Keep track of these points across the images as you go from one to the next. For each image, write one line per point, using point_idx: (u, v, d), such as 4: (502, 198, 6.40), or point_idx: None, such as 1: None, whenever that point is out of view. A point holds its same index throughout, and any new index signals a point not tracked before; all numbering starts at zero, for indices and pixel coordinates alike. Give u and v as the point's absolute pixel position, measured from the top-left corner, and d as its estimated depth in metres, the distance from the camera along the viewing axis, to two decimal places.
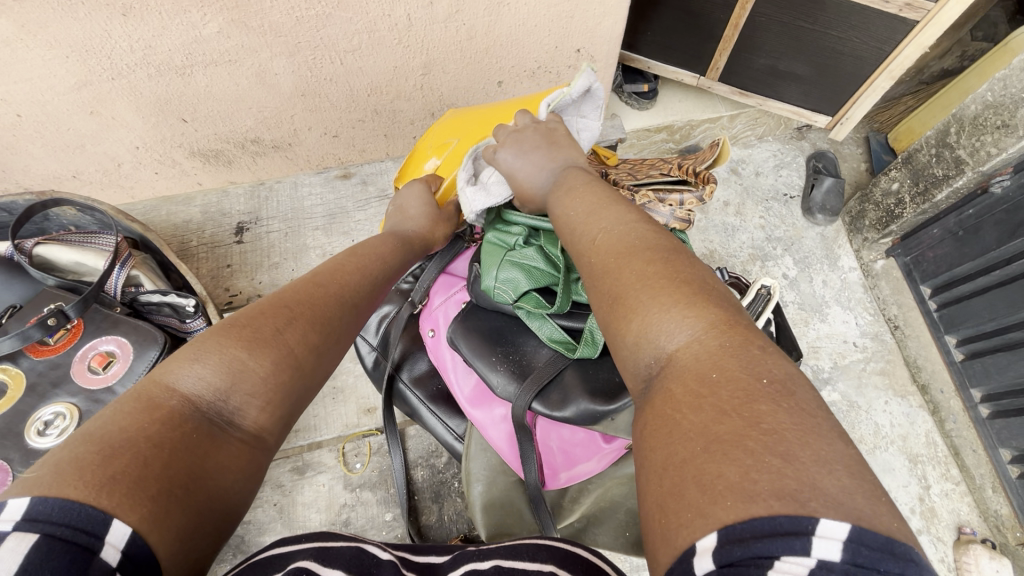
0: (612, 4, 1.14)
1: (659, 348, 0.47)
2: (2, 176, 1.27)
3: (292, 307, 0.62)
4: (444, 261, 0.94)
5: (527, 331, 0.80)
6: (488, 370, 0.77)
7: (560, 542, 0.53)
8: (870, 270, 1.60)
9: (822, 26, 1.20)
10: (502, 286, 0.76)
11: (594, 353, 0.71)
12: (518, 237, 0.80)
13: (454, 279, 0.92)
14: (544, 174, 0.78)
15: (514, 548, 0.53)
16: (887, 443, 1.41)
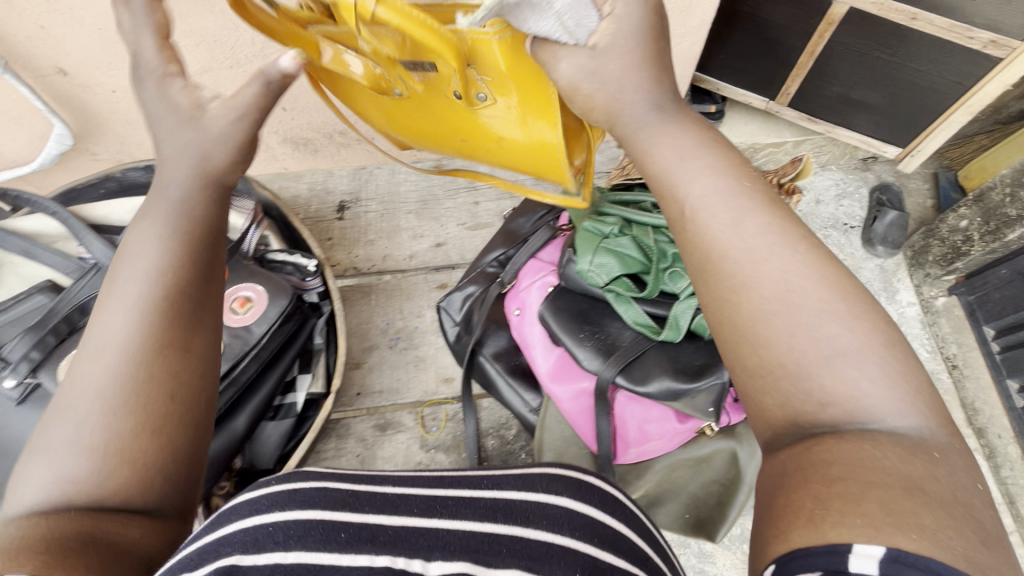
0: (693, 25, 1.20)
1: (856, 407, 0.45)
2: (118, 149, 1.42)
3: (106, 350, 0.53)
4: (534, 247, 0.98)
5: (612, 314, 0.89)
6: (576, 346, 0.86)
7: (571, 473, 0.58)
8: (931, 306, 1.56)
9: (901, 58, 1.22)
10: (596, 269, 0.84)
11: (677, 338, 0.83)
12: (614, 226, 0.87)
13: (544, 265, 0.96)
14: (648, 106, 0.59)
15: (528, 479, 0.57)
16: None
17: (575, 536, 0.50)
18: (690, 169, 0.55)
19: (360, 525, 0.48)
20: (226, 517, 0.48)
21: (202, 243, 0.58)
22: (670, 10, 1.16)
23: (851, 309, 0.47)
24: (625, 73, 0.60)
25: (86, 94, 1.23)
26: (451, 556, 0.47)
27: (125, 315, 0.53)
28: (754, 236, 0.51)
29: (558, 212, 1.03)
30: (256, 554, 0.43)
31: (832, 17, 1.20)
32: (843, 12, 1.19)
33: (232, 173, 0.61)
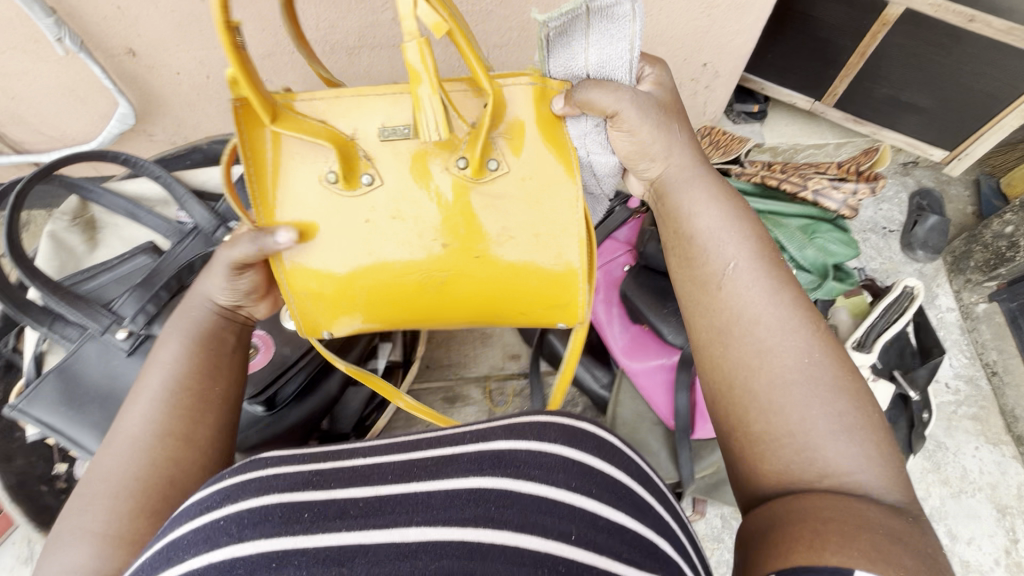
0: (748, 22, 1.21)
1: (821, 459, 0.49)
2: (176, 131, 1.46)
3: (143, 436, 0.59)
4: (611, 227, 1.03)
5: None
6: (659, 322, 0.87)
7: (563, 418, 0.51)
8: (971, 312, 1.55)
9: (955, 60, 1.21)
10: None
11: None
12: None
13: (618, 246, 1.01)
14: (690, 177, 0.68)
15: (517, 426, 0.49)
16: (973, 489, 1.34)
17: (569, 486, 0.45)
18: (722, 242, 0.62)
19: (326, 501, 0.43)
20: (181, 522, 0.44)
21: (214, 348, 0.66)
22: (727, 6, 1.17)
23: (856, 390, 0.52)
24: (672, 149, 0.69)
25: (151, 75, 1.27)
26: (431, 522, 0.41)
27: (146, 408, 0.60)
28: (779, 320, 0.56)
29: (625, 197, 1.06)
30: (212, 553, 0.39)
31: (886, 18, 1.21)
32: (899, 12, 1.19)
33: (240, 295, 0.69)
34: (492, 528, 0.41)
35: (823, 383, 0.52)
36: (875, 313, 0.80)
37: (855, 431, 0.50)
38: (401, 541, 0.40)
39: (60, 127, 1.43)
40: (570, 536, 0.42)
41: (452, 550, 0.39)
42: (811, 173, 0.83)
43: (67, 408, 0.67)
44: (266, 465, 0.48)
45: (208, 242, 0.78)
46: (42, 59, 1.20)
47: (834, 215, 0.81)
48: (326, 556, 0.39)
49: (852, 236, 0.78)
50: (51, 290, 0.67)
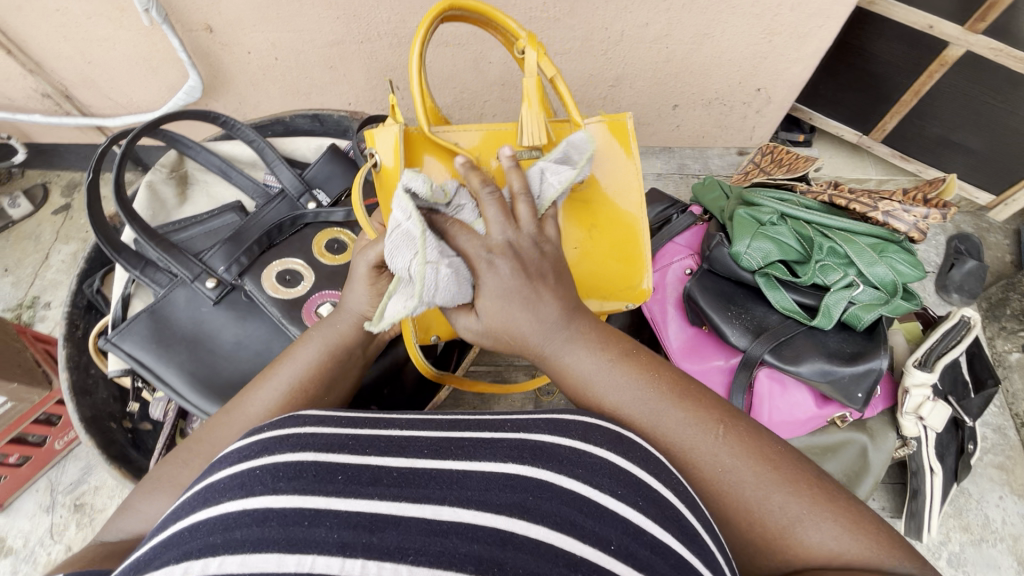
0: (807, 52, 1.23)
1: (803, 549, 0.48)
2: (236, 108, 1.51)
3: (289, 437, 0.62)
4: (672, 230, 0.95)
5: (757, 298, 0.84)
6: (724, 324, 0.81)
7: (610, 423, 0.52)
8: (1003, 361, 1.51)
9: (1012, 106, 1.23)
10: (753, 253, 0.81)
11: (829, 326, 0.77)
12: (772, 214, 0.84)
13: (680, 249, 0.93)
14: (549, 333, 0.57)
15: (560, 422, 0.50)
16: (995, 539, 1.25)
17: (614, 493, 0.45)
18: (610, 379, 0.56)
19: (361, 466, 0.44)
20: (217, 466, 0.45)
21: (343, 360, 0.67)
22: (788, 34, 1.19)
23: (792, 474, 0.50)
24: (511, 320, 0.55)
25: (223, 52, 1.33)
26: (464, 503, 0.41)
27: (270, 394, 0.62)
28: (684, 434, 0.53)
29: (684, 206, 0.99)
30: (246, 500, 0.39)
31: (945, 59, 1.23)
32: (959, 54, 1.21)
33: (384, 300, 0.66)
34: (526, 521, 0.41)
35: (750, 482, 0.50)
36: (932, 337, 0.79)
37: (816, 510, 0.48)
38: (432, 518, 0.40)
39: (129, 94, 1.49)
40: (609, 544, 0.41)
41: (484, 535, 0.39)
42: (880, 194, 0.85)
43: (154, 346, 0.69)
44: (303, 423, 0.48)
45: (293, 207, 0.80)
46: (125, 27, 1.26)
47: (901, 236, 0.82)
48: (358, 522, 0.39)
49: (919, 256, 0.79)
50: (150, 234, 0.69)
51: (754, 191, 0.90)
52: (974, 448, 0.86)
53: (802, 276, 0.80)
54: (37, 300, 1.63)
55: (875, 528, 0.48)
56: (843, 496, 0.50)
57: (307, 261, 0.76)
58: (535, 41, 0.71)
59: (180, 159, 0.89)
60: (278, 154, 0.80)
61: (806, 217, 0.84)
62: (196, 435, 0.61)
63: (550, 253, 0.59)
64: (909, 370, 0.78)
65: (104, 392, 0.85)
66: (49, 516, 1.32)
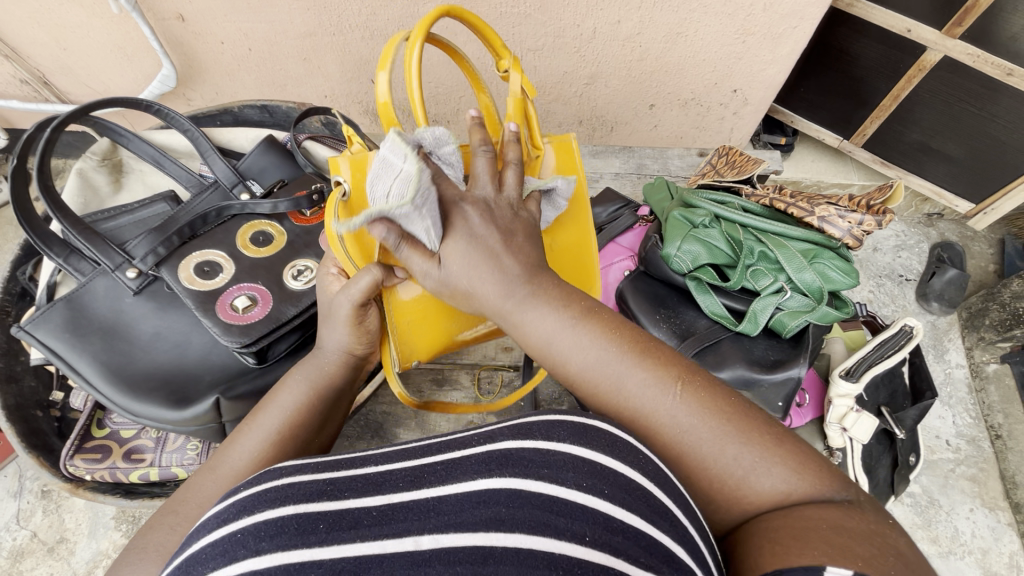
0: (782, 53, 1.21)
1: (759, 495, 0.48)
2: (213, 98, 1.51)
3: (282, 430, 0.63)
4: (613, 230, 0.94)
5: (687, 302, 0.84)
6: (650, 326, 0.82)
7: (575, 415, 0.49)
8: (980, 372, 1.45)
9: (989, 112, 1.20)
10: (683, 256, 0.79)
11: (754, 332, 0.77)
12: (705, 217, 0.82)
13: (620, 250, 0.92)
14: (513, 288, 0.55)
15: (524, 426, 0.48)
16: (962, 551, 1.22)
17: (580, 485, 0.44)
18: (571, 339, 0.55)
19: (340, 512, 0.42)
20: (196, 535, 0.42)
21: (329, 398, 0.67)
22: (763, 35, 1.17)
23: (741, 421, 0.51)
24: (476, 273, 0.55)
25: (195, 41, 1.32)
26: (443, 529, 0.41)
27: (257, 444, 0.62)
28: (641, 395, 0.52)
29: (635, 206, 0.97)
30: (229, 566, 0.38)
31: (923, 63, 1.20)
32: (937, 59, 1.18)
33: (368, 335, 0.68)
34: (503, 532, 0.40)
35: (705, 438, 0.50)
36: (867, 346, 0.77)
37: (767, 457, 0.49)
38: (415, 550, 0.39)
39: (106, 82, 1.49)
40: (584, 537, 0.40)
41: (467, 558, 0.38)
42: (823, 198, 0.83)
43: (68, 335, 0.69)
44: (281, 474, 0.46)
45: (225, 197, 0.80)
46: (98, 15, 1.25)
47: (839, 242, 0.80)
48: (343, 567, 0.38)
49: (851, 264, 0.77)
50: (77, 226, 0.68)
51: (695, 192, 0.88)
52: (914, 462, 0.80)
53: (731, 280, 0.79)
54: None
55: (821, 468, 0.49)
56: (791, 441, 0.50)
57: (229, 252, 0.76)
58: (519, 65, 0.69)
59: (113, 146, 0.88)
60: (212, 144, 0.79)
61: (742, 220, 0.83)
62: (178, 497, 0.58)
63: (524, 219, 0.60)
64: (835, 379, 0.76)
65: (32, 380, 0.85)
66: (15, 501, 1.33)
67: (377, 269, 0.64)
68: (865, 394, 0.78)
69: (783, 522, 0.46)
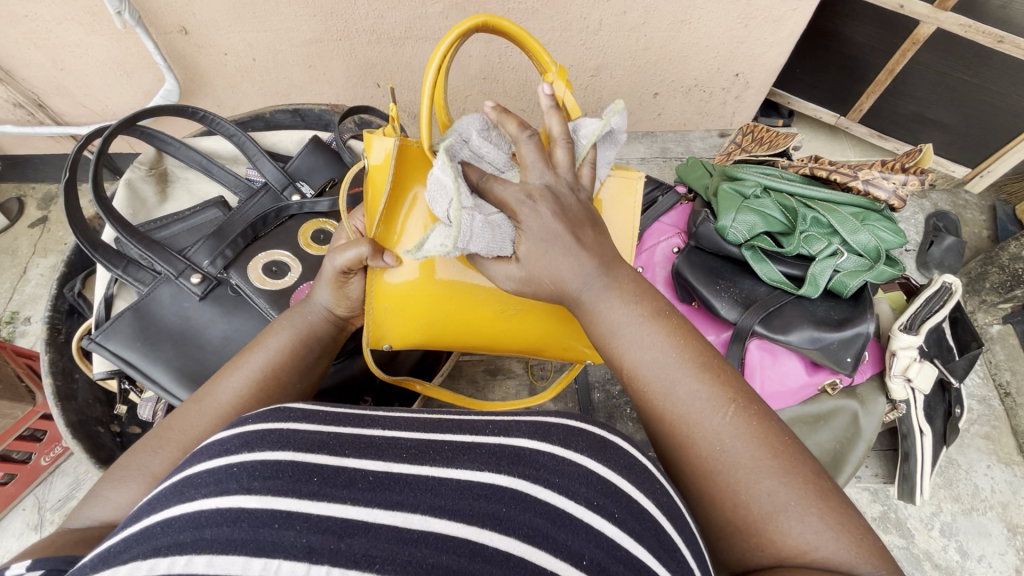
0: (783, 35, 1.24)
1: (781, 543, 0.44)
2: (215, 111, 1.50)
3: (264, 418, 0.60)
4: (656, 211, 0.96)
5: (743, 273, 0.86)
6: (713, 299, 0.83)
7: (592, 429, 0.48)
8: (984, 333, 1.49)
9: (981, 80, 1.25)
10: (740, 226, 0.82)
11: (816, 294, 0.79)
12: (756, 188, 0.86)
13: (669, 229, 0.94)
14: (588, 278, 0.53)
15: (541, 428, 0.47)
16: (985, 507, 1.20)
17: (591, 504, 0.41)
18: (638, 337, 0.52)
19: (337, 468, 0.40)
20: (197, 458, 0.41)
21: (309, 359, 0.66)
22: (764, 18, 1.20)
23: (786, 464, 0.46)
24: (557, 266, 0.53)
25: (199, 54, 1.31)
26: (436, 512, 0.38)
27: (240, 383, 0.60)
28: (691, 402, 0.49)
29: (668, 186, 0.99)
30: (219, 499, 0.36)
31: (917, 36, 1.24)
32: (930, 32, 1.22)
33: (348, 299, 0.70)
34: (496, 532, 0.37)
35: (741, 465, 0.47)
36: (918, 301, 0.81)
37: (804, 503, 0.45)
38: (404, 527, 0.36)
39: (103, 101, 1.46)
40: (581, 559, 0.37)
41: (455, 545, 0.36)
42: (860, 166, 0.88)
43: (140, 344, 0.69)
44: (288, 418, 0.45)
45: (277, 199, 0.81)
46: (97, 32, 1.23)
47: (883, 204, 0.85)
48: (329, 527, 0.35)
49: (896, 221, 0.81)
50: (129, 232, 0.69)
51: (741, 167, 0.91)
52: (961, 411, 0.87)
53: (787, 247, 0.82)
54: (17, 315, 1.58)
55: (863, 535, 0.44)
56: (835, 497, 0.46)
57: (294, 253, 0.77)
58: (566, 76, 0.63)
59: (159, 156, 0.90)
60: (260, 148, 0.82)
61: (788, 190, 0.87)
62: (165, 423, 0.58)
63: (586, 200, 0.57)
64: (896, 333, 0.79)
65: (88, 395, 0.85)
66: (37, 534, 1.24)
67: (366, 245, 0.65)
68: (925, 346, 0.83)
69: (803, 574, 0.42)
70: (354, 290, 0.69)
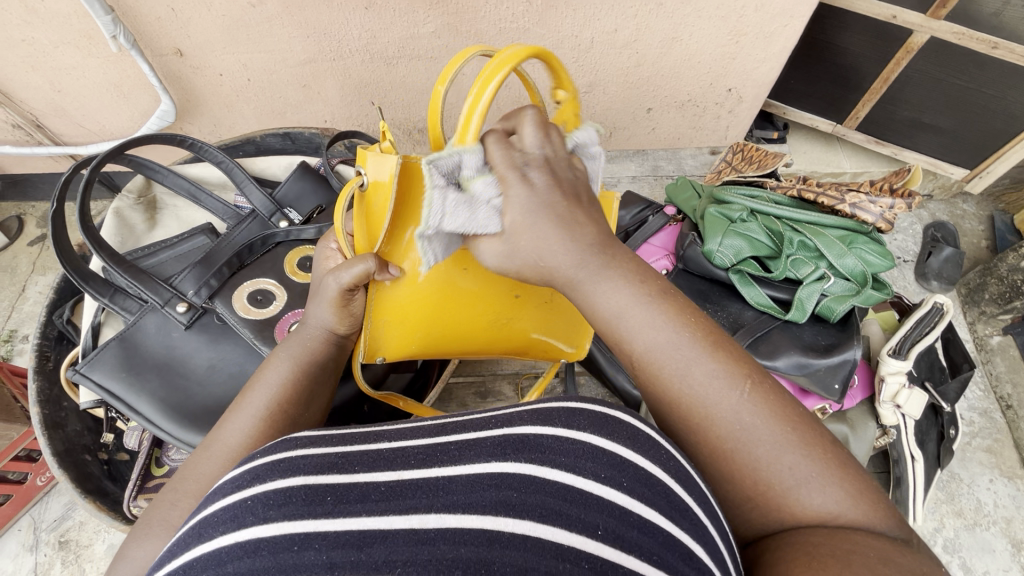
0: (774, 50, 1.25)
1: (803, 516, 0.44)
2: (211, 130, 1.50)
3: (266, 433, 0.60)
4: (645, 232, 0.96)
5: (730, 296, 0.86)
6: None
7: (595, 404, 0.45)
8: (985, 345, 1.45)
9: (978, 84, 1.25)
10: (726, 250, 0.82)
11: (803, 318, 0.79)
12: (742, 212, 0.86)
13: (657, 251, 0.94)
14: (584, 257, 0.50)
15: (543, 411, 0.44)
16: (988, 522, 1.18)
17: (598, 477, 0.40)
18: (643, 320, 0.49)
19: (348, 485, 0.40)
20: (210, 499, 0.41)
21: (313, 375, 0.65)
22: (755, 34, 1.21)
23: (802, 435, 0.46)
24: (543, 242, 0.50)
25: (194, 75, 1.32)
26: (449, 507, 0.37)
27: (248, 422, 0.60)
28: (708, 381, 0.47)
29: (659, 206, 1.00)
30: (237, 533, 0.36)
31: (911, 45, 1.25)
32: (923, 41, 1.23)
33: (351, 317, 0.66)
34: (512, 516, 0.37)
35: (761, 444, 0.46)
36: (908, 324, 0.81)
37: (827, 474, 0.44)
38: (421, 528, 0.36)
39: (100, 121, 1.47)
40: (597, 530, 0.37)
41: (471, 537, 0.35)
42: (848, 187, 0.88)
43: (124, 375, 0.70)
44: (296, 444, 0.44)
45: (264, 226, 0.82)
46: (94, 55, 1.25)
47: (870, 227, 0.84)
48: (347, 540, 0.35)
49: (882, 245, 0.81)
50: (117, 261, 0.70)
51: (727, 190, 0.92)
52: (954, 433, 0.87)
53: (774, 271, 0.82)
54: (15, 333, 1.58)
55: (878, 497, 0.45)
56: (849, 462, 0.46)
57: (279, 280, 0.77)
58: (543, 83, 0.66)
59: (148, 184, 0.90)
60: (247, 175, 0.82)
61: (776, 213, 0.87)
62: (179, 474, 0.57)
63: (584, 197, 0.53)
64: (885, 358, 0.79)
65: (77, 424, 0.85)
66: (32, 555, 1.23)
67: (372, 259, 0.60)
68: (914, 370, 0.82)
69: (829, 540, 0.41)
70: (357, 307, 0.66)
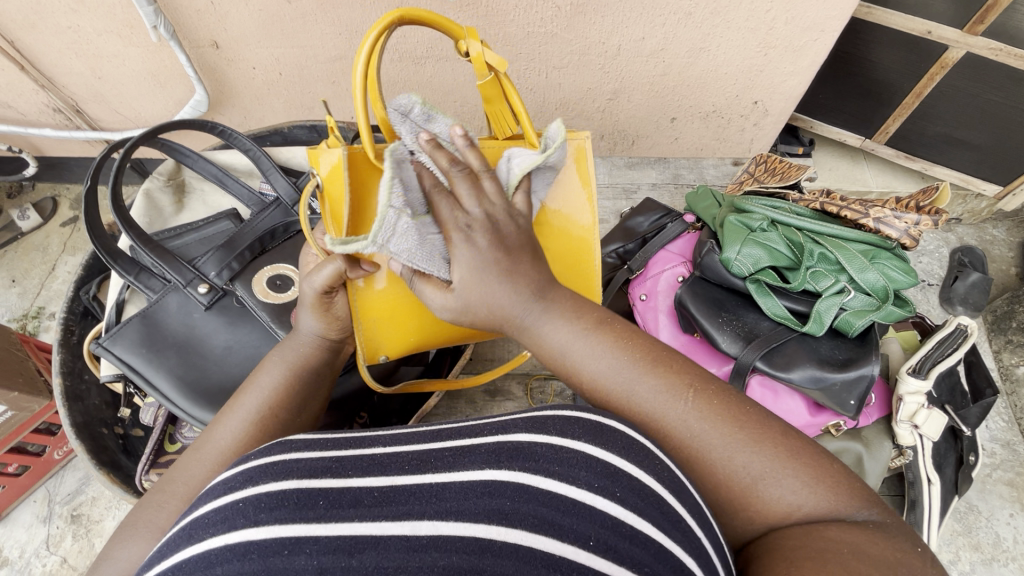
0: (804, 65, 1.24)
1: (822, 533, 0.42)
2: (241, 121, 1.54)
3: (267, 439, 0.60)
4: (663, 239, 0.96)
5: (747, 306, 0.85)
6: (715, 330, 0.82)
7: (590, 412, 0.45)
8: (1011, 375, 1.38)
9: (1015, 101, 1.22)
10: (744, 259, 0.82)
11: (821, 331, 0.78)
12: (763, 220, 0.85)
13: (675, 257, 0.94)
14: (527, 303, 0.54)
15: (539, 420, 0.44)
16: (1007, 558, 1.13)
17: (592, 486, 0.40)
18: (587, 349, 0.53)
19: (340, 490, 0.40)
20: (201, 500, 0.41)
21: (307, 380, 0.66)
22: (785, 47, 1.20)
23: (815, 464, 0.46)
24: (489, 294, 0.53)
25: (228, 67, 1.35)
26: (443, 515, 0.37)
27: (238, 425, 0.60)
28: (650, 399, 0.49)
29: (678, 214, 1.00)
30: (229, 535, 0.36)
31: (946, 61, 1.23)
32: (958, 56, 1.21)
33: (338, 321, 0.69)
34: (505, 526, 0.37)
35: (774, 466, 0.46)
36: (929, 344, 0.79)
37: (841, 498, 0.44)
38: (412, 535, 0.36)
39: (136, 109, 1.52)
40: (588, 540, 0.37)
41: (463, 545, 0.35)
42: (873, 202, 0.86)
43: (144, 350, 0.71)
44: (289, 448, 0.44)
45: (287, 214, 0.84)
46: (134, 44, 1.29)
47: (895, 244, 0.83)
48: (338, 546, 0.36)
49: (906, 260, 0.80)
50: (145, 241, 0.72)
51: (749, 200, 0.91)
52: (975, 459, 0.85)
53: (792, 282, 0.81)
54: (42, 311, 1.64)
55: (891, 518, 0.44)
56: (809, 446, 0.47)
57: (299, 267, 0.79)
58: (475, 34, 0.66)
59: (178, 168, 0.93)
60: (274, 163, 0.84)
61: (798, 224, 0.86)
62: (166, 477, 0.57)
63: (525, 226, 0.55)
64: (904, 377, 0.77)
65: (97, 398, 0.87)
66: (45, 527, 1.26)
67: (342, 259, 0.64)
68: (935, 392, 0.81)
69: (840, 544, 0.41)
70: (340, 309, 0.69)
